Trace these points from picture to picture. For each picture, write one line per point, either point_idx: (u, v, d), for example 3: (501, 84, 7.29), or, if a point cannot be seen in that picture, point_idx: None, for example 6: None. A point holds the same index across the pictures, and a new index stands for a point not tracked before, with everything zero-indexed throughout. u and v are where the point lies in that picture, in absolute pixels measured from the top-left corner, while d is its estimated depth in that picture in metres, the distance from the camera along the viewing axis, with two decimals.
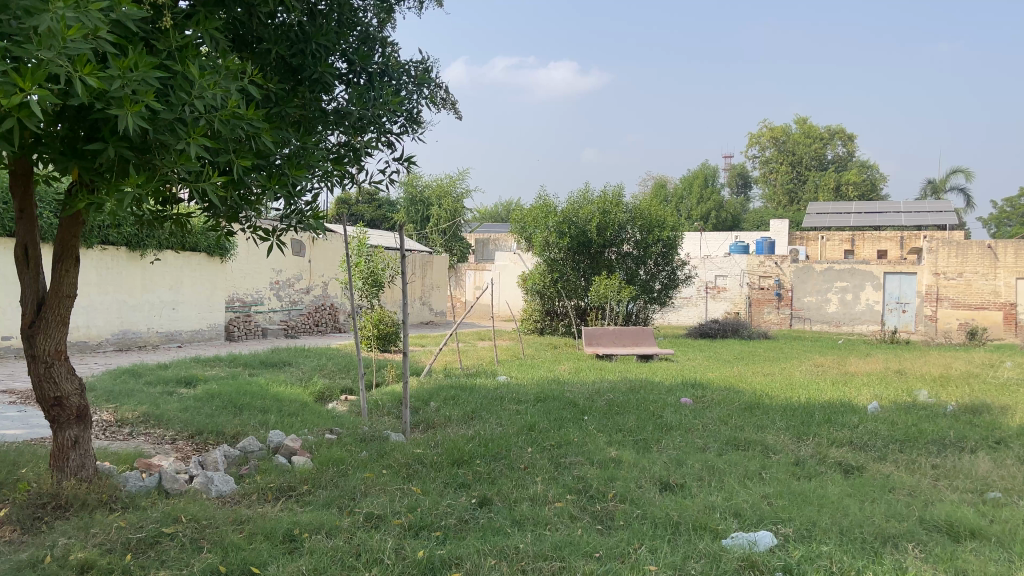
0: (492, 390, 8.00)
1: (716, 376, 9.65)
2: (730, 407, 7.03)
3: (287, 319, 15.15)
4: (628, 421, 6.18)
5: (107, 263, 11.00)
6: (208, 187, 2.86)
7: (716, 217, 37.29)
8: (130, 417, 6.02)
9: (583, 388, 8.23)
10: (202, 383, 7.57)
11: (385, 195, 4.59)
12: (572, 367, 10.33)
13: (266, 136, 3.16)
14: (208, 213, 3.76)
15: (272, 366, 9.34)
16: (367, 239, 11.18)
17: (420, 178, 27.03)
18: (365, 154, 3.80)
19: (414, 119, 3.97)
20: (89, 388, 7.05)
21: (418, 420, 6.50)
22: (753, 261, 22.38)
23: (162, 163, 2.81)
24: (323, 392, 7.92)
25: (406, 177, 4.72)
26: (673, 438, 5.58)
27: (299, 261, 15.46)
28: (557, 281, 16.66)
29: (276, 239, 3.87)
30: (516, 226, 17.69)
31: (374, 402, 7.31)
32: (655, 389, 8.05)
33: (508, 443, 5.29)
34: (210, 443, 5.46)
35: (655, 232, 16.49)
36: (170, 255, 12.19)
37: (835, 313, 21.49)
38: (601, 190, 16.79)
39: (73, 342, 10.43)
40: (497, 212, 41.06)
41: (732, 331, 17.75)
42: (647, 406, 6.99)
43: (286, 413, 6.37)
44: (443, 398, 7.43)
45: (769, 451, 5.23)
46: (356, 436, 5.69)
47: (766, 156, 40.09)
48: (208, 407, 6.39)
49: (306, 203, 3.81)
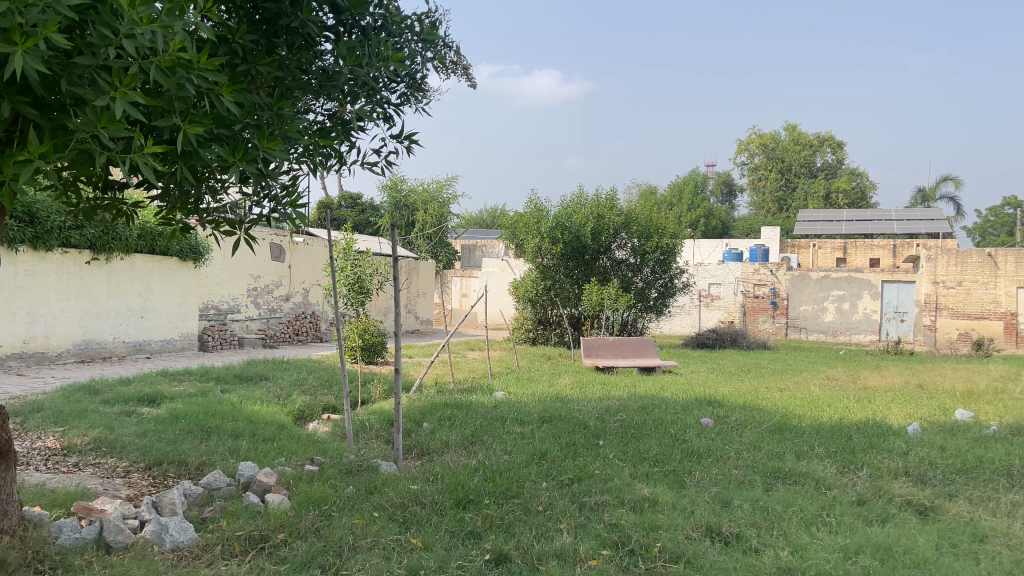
0: (491, 408, 7.24)
1: (729, 391, 8.95)
2: (759, 429, 6.31)
3: (265, 327, 14.37)
4: (652, 448, 5.46)
5: (69, 267, 10.15)
6: (140, 162, 2.09)
7: (705, 224, 36.82)
8: (79, 443, 5.19)
9: (590, 405, 7.49)
10: (166, 401, 6.75)
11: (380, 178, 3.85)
12: (573, 380, 9.59)
13: (226, 95, 2.39)
14: (160, 201, 2.99)
15: (247, 380, 8.52)
16: (355, 240, 10.38)
17: (404, 182, 26.26)
18: (357, 127, 3.05)
19: (416, 90, 3.25)
20: (37, 408, 6.20)
21: (410, 446, 5.74)
22: (747, 268, 21.83)
23: (77, 128, 2.05)
24: (302, 411, 7.15)
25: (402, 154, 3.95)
26: (707, 470, 4.85)
27: (278, 266, 14.69)
28: (551, 289, 15.89)
29: (244, 235, 3.10)
30: (506, 231, 16.95)
31: (361, 423, 6.52)
32: (669, 407, 7.33)
33: (520, 477, 4.55)
34: (169, 478, 4.66)
35: (653, 238, 15.83)
36: (139, 259, 11.35)
37: (832, 323, 20.94)
38: (596, 194, 16.11)
39: (30, 354, 9.56)
40: (482, 218, 40.34)
41: (730, 341, 17.14)
42: (666, 428, 6.26)
43: (262, 438, 5.58)
44: (438, 418, 6.65)
45: (821, 486, 4.51)
46: (340, 466, 4.90)
47: (754, 162, 39.69)
48: (171, 430, 5.57)
49: (282, 188, 3.03)
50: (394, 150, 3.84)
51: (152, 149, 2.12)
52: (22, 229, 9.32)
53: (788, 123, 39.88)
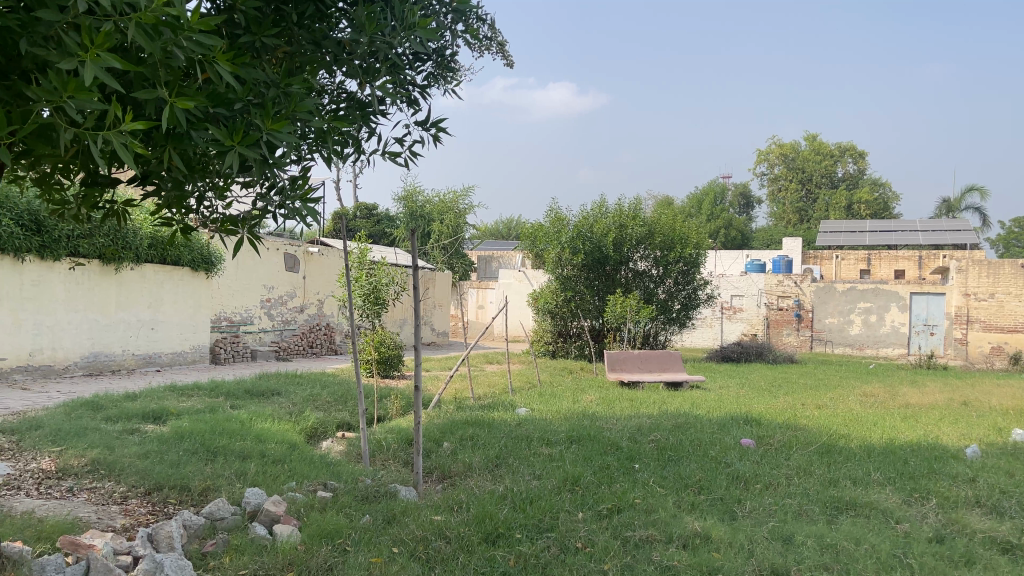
0: (514, 426, 6.83)
1: (763, 408, 8.48)
2: (806, 451, 5.84)
3: (278, 340, 14.06)
4: (693, 472, 5.04)
5: (77, 277, 9.83)
6: (114, 140, 1.66)
7: (725, 235, 36.33)
8: (76, 465, 4.81)
9: (620, 423, 7.07)
10: (172, 418, 6.37)
11: (403, 173, 3.47)
12: (598, 396, 9.13)
13: (222, 63, 1.98)
14: (150, 197, 2.59)
15: (259, 396, 8.14)
16: (370, 250, 10.04)
17: (420, 193, 25.95)
18: (378, 109, 2.66)
19: (444, 68, 2.90)
20: (35, 426, 5.83)
21: (431, 468, 5.34)
22: (771, 279, 21.28)
23: (37, 97, 1.62)
24: (316, 429, 6.78)
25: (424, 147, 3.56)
26: (759, 499, 4.41)
27: (292, 277, 14.39)
28: (571, 300, 15.49)
29: (247, 234, 2.70)
30: (525, 241, 16.56)
31: (377, 442, 6.12)
32: (705, 426, 6.87)
33: (553, 506, 4.13)
34: (170, 504, 4.27)
35: (676, 249, 15.35)
36: (149, 269, 11.03)
37: (859, 336, 20.43)
38: (617, 204, 15.70)
39: (36, 366, 9.23)
40: (498, 229, 40.03)
41: (756, 355, 16.64)
42: (705, 449, 5.83)
43: (271, 459, 5.18)
44: (460, 437, 6.25)
45: (888, 519, 4.06)
46: (355, 492, 4.49)
47: (774, 173, 39.10)
48: (175, 451, 5.18)
49: (290, 179, 2.63)
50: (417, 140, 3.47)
51: (128, 123, 1.69)
52: (29, 238, 8.97)
53: (808, 133, 39.33)
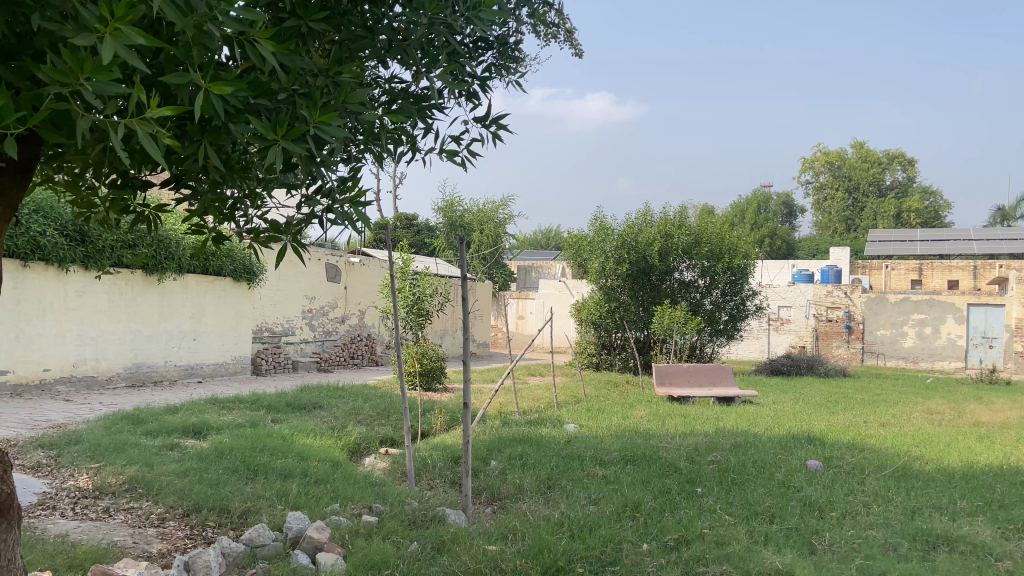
0: (565, 444, 6.52)
1: (824, 425, 8.04)
2: (880, 475, 5.44)
3: (320, 351, 13.96)
4: (762, 498, 4.69)
5: (120, 288, 9.78)
6: (138, 130, 1.43)
7: (770, 244, 35.64)
8: (113, 483, 4.62)
9: (675, 442, 6.72)
10: (213, 433, 6.19)
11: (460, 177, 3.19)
12: (649, 412, 8.78)
13: (263, 43, 1.74)
14: (185, 200, 2.36)
15: (301, 409, 7.95)
16: (413, 259, 9.82)
17: (459, 203, 25.82)
18: (436, 101, 2.39)
19: (505, 59, 2.67)
20: (75, 440, 5.68)
21: (479, 490, 5.07)
22: (820, 290, 20.67)
23: (49, 79, 1.39)
24: (358, 445, 6.57)
25: (483, 149, 3.29)
26: (839, 530, 4.04)
27: (334, 287, 14.30)
28: (615, 311, 15.14)
29: (291, 242, 2.44)
30: (568, 251, 16.26)
31: (422, 460, 5.86)
32: (766, 446, 6.50)
33: (615, 535, 3.83)
34: (209, 527, 4.05)
35: (723, 259, 14.90)
36: (191, 279, 10.96)
37: (913, 349, 19.66)
38: (663, 212, 15.33)
39: (79, 377, 9.18)
40: (537, 239, 39.83)
41: (807, 368, 16.08)
42: (770, 472, 5.47)
43: (314, 479, 4.95)
44: (508, 455, 5.97)
45: (987, 557, 3.68)
46: (402, 516, 4.23)
47: (819, 181, 38.15)
48: (215, 468, 4.98)
49: (338, 180, 2.36)
50: (477, 140, 3.22)
51: (154, 109, 1.45)
52: (73, 248, 8.92)
53: (854, 141, 38.40)
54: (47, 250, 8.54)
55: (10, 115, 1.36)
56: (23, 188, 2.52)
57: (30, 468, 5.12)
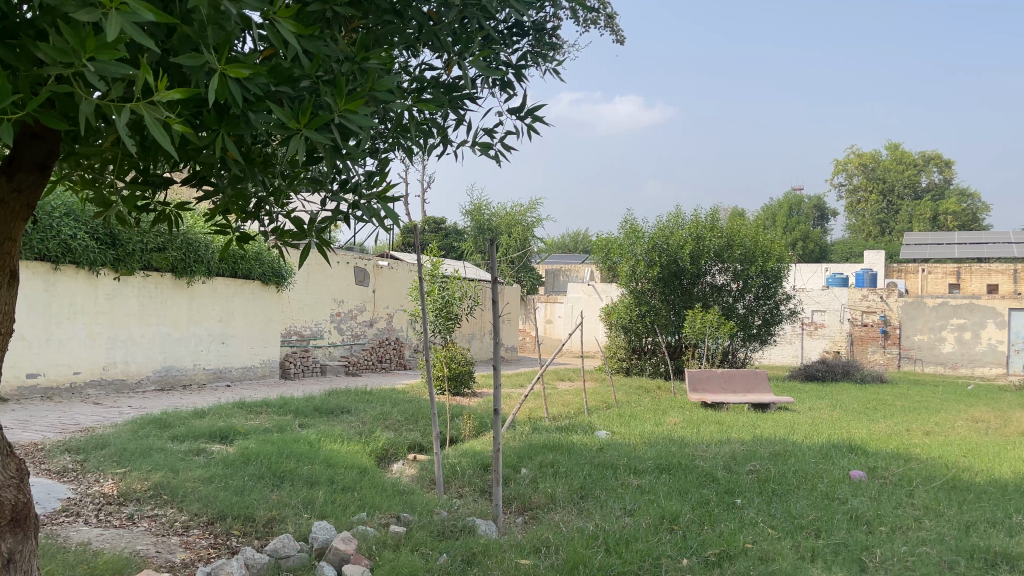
0: (596, 452, 6.35)
1: (865, 434, 7.78)
2: (929, 487, 5.21)
3: (348, 354, 13.92)
4: (806, 510, 4.48)
5: (150, 291, 9.78)
6: (145, 115, 1.31)
7: (802, 247, 35.10)
8: (138, 489, 4.54)
9: (710, 450, 6.52)
10: (240, 438, 6.11)
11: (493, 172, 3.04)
12: (682, 418, 8.57)
13: (284, 23, 1.61)
14: (204, 197, 2.23)
15: (328, 414, 7.86)
16: (442, 262, 9.70)
17: (487, 206, 25.75)
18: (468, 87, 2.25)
19: (543, 46, 2.55)
20: (102, 444, 5.63)
21: (509, 499, 4.92)
22: (855, 294, 20.25)
23: (49, 60, 1.28)
24: (386, 450, 6.45)
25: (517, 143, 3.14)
26: (890, 546, 3.83)
27: (362, 290, 14.25)
28: (646, 315, 14.91)
29: (315, 240, 2.30)
30: (598, 254, 16.07)
31: (451, 466, 5.73)
32: (806, 455, 6.27)
33: (652, 550, 3.66)
34: (233, 536, 3.95)
35: (757, 262, 14.61)
36: (220, 283, 10.95)
37: (952, 354, 19.13)
38: (694, 215, 15.10)
39: (109, 381, 9.18)
40: (564, 242, 39.65)
41: (843, 374, 15.71)
42: (813, 483, 5.25)
43: (341, 487, 4.83)
44: (539, 463, 5.82)
45: None
46: (431, 526, 4.10)
47: (853, 184, 37.45)
48: (241, 475, 4.88)
49: (365, 174, 2.22)
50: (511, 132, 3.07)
51: (163, 92, 1.33)
52: (103, 251, 8.92)
53: (888, 142, 37.70)
54: (77, 253, 8.55)
55: (6, 99, 1.25)
56: (41, 186, 2.42)
57: (57, 473, 5.06)
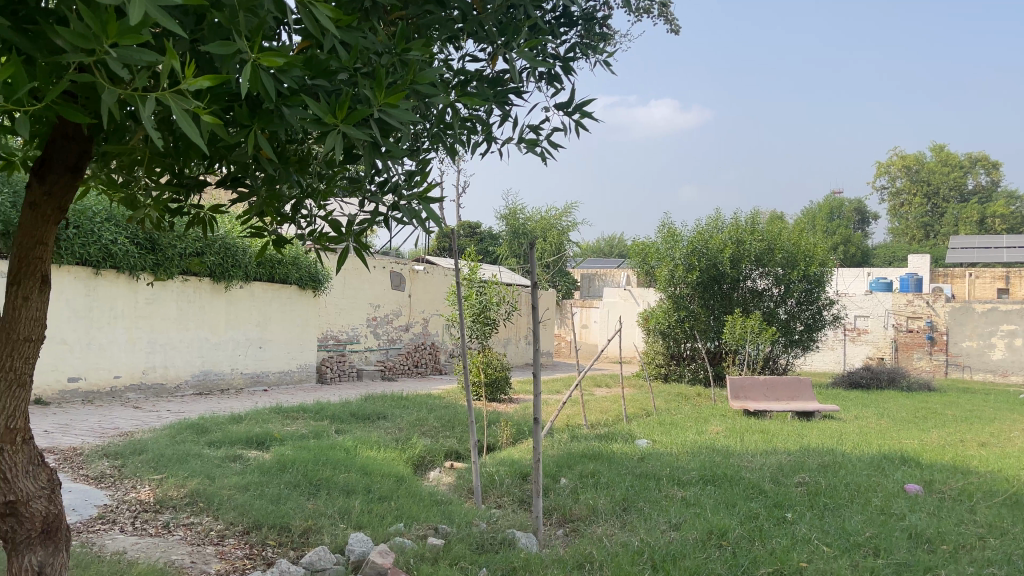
0: (638, 461, 6.18)
1: (917, 444, 7.50)
2: (991, 502, 4.95)
3: (384, 359, 13.89)
4: (862, 526, 4.28)
5: (189, 296, 9.83)
6: (171, 105, 1.21)
7: (843, 251, 34.40)
8: (175, 497, 4.48)
9: (756, 460, 6.30)
10: (276, 445, 6.06)
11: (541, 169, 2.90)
12: (724, 427, 8.35)
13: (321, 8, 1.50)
14: (237, 199, 2.13)
15: (364, 420, 7.78)
16: (480, 266, 9.61)
17: (523, 211, 25.65)
18: (514, 80, 2.12)
19: (592, 37, 2.42)
20: (139, 450, 5.61)
21: (549, 509, 4.79)
22: (900, 299, 19.75)
23: (69, 46, 1.19)
24: (423, 457, 6.35)
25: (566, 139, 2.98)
26: (955, 567, 3.62)
27: (398, 295, 14.22)
28: (684, 320, 14.64)
29: (353, 242, 2.18)
30: (635, 258, 15.85)
31: (489, 475, 5.61)
32: (857, 467, 6.03)
33: (701, 568, 3.50)
34: (269, 546, 3.86)
35: (799, 267, 14.29)
36: (258, 288, 10.98)
37: (1002, 361, 18.55)
38: (734, 218, 14.84)
39: (149, 385, 9.24)
40: (599, 247, 39.44)
41: (888, 381, 15.29)
42: (867, 497, 5.03)
43: (378, 496, 4.73)
44: (579, 472, 5.67)
45: None
46: (470, 539, 3.98)
47: (895, 187, 36.61)
48: (278, 482, 4.81)
49: (405, 173, 2.09)
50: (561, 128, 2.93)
51: (191, 80, 1.23)
52: (144, 256, 8.98)
53: (932, 144, 36.85)
54: (118, 258, 8.61)
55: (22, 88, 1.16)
56: (73, 188, 2.33)
57: (95, 478, 5.05)
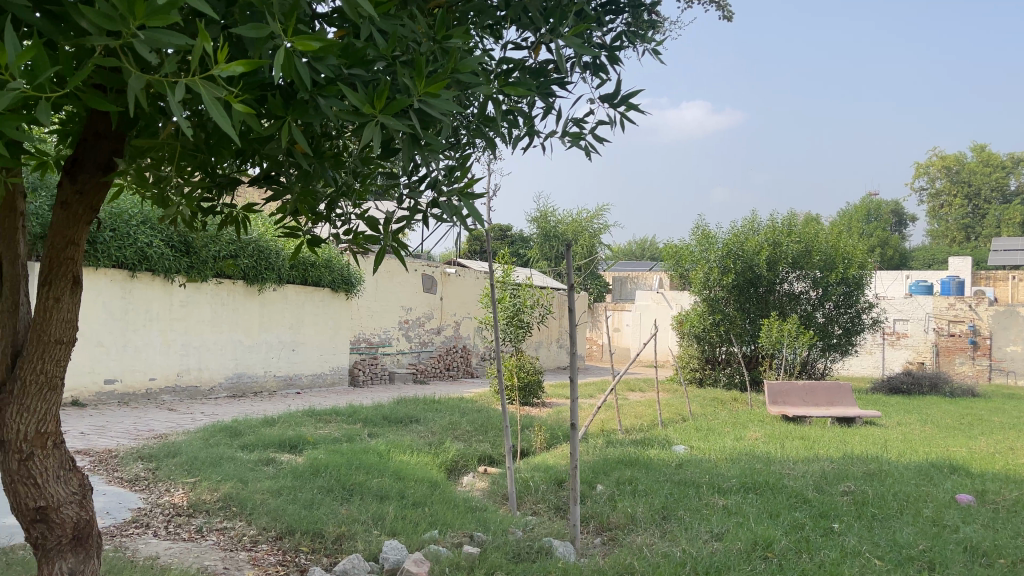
0: (675, 468, 6.03)
1: (965, 452, 7.25)
2: None
3: (416, 362, 13.86)
4: (914, 538, 4.10)
5: (223, 298, 9.86)
6: (202, 92, 1.13)
7: (881, 254, 33.74)
8: (208, 501, 4.44)
9: (797, 468, 6.12)
10: (308, 448, 6.02)
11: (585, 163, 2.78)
12: (763, 433, 8.16)
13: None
14: (270, 197, 2.05)
15: (397, 423, 7.73)
16: (513, 269, 9.52)
17: (554, 213, 25.52)
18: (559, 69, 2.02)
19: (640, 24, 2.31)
20: (173, 453, 5.60)
21: (586, 517, 4.67)
22: (941, 302, 19.28)
23: (93, 27, 1.11)
24: (456, 462, 6.27)
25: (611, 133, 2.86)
26: None
27: (430, 298, 14.18)
28: (719, 324, 14.38)
29: (390, 242, 2.08)
30: (669, 261, 15.65)
31: (523, 481, 5.50)
32: (905, 476, 5.83)
33: None
34: (302, 553, 3.79)
35: (837, 269, 14.00)
36: (291, 290, 11.00)
37: None
38: (770, 220, 14.59)
39: (184, 387, 9.28)
40: (631, 249, 39.19)
41: (930, 387, 14.90)
42: (917, 507, 4.84)
43: (411, 502, 4.65)
44: (616, 479, 5.55)
45: None
46: (506, 547, 3.88)
47: (935, 187, 35.76)
48: (310, 487, 4.75)
49: (445, 169, 2.00)
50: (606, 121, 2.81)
51: (224, 65, 1.15)
52: (178, 259, 9.03)
53: (973, 144, 36.00)
54: (153, 260, 8.66)
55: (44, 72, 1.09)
56: (105, 188, 2.27)
57: (129, 481, 5.03)
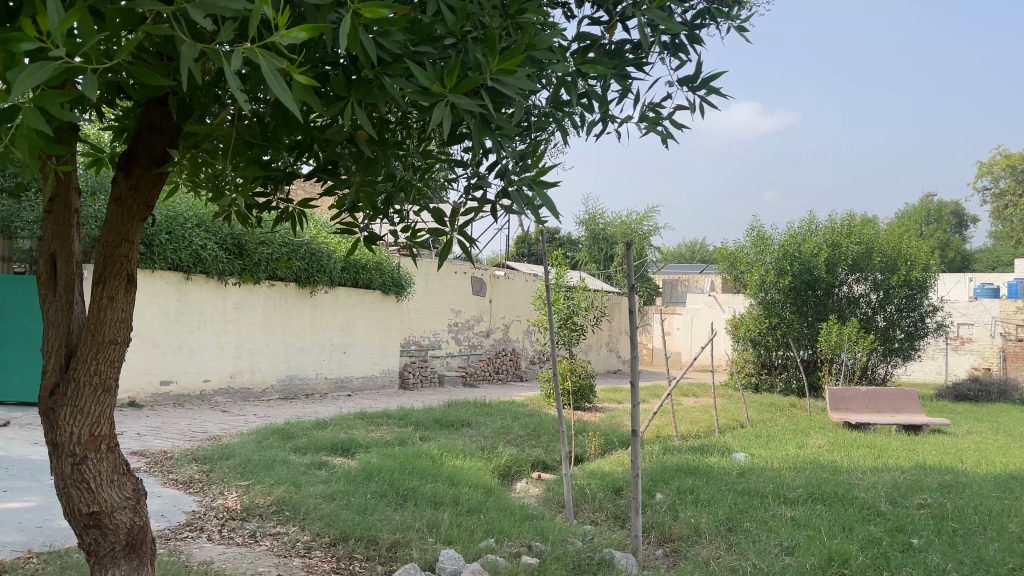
0: (737, 476, 5.81)
1: None
2: None
3: (465, 364, 13.78)
4: (1003, 556, 3.83)
5: (275, 300, 9.90)
6: (261, 63, 1.01)
7: (941, 256, 32.65)
8: (262, 504, 4.39)
9: (867, 478, 5.84)
10: (361, 452, 5.95)
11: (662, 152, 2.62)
12: (827, 440, 7.85)
13: None
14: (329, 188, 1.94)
15: (449, 427, 7.63)
16: (566, 270, 9.36)
17: (603, 215, 25.28)
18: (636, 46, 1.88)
19: None
20: (226, 455, 5.58)
21: (648, 526, 4.50)
22: (1009, 306, 18.49)
23: None
24: (509, 468, 6.14)
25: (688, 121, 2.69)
26: None
27: (479, 301, 14.10)
28: (776, 327, 14.00)
29: (456, 234, 1.95)
30: (723, 263, 15.31)
31: (580, 488, 5.34)
32: (985, 488, 5.50)
33: None
34: (356, 560, 3.70)
35: (900, 271, 13.52)
36: (343, 292, 11.00)
37: None
38: (829, 220, 14.17)
39: (237, 389, 9.34)
40: (681, 251, 38.70)
41: (999, 394, 14.27)
42: (1001, 522, 4.55)
43: (466, 508, 4.54)
44: (676, 487, 5.35)
45: None
46: (566, 558, 3.73)
47: (999, 187, 34.15)
48: (364, 492, 4.67)
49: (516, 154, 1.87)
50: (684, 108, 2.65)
51: (285, 31, 1.03)
52: (232, 261, 9.08)
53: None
54: (208, 263, 8.72)
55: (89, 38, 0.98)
56: (159, 183, 2.20)
57: (184, 483, 5.01)
